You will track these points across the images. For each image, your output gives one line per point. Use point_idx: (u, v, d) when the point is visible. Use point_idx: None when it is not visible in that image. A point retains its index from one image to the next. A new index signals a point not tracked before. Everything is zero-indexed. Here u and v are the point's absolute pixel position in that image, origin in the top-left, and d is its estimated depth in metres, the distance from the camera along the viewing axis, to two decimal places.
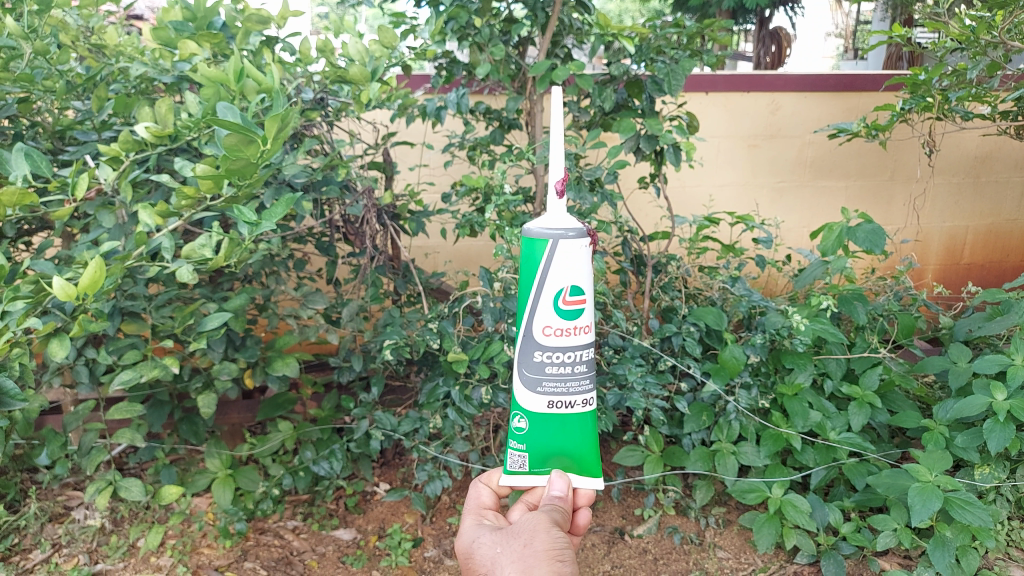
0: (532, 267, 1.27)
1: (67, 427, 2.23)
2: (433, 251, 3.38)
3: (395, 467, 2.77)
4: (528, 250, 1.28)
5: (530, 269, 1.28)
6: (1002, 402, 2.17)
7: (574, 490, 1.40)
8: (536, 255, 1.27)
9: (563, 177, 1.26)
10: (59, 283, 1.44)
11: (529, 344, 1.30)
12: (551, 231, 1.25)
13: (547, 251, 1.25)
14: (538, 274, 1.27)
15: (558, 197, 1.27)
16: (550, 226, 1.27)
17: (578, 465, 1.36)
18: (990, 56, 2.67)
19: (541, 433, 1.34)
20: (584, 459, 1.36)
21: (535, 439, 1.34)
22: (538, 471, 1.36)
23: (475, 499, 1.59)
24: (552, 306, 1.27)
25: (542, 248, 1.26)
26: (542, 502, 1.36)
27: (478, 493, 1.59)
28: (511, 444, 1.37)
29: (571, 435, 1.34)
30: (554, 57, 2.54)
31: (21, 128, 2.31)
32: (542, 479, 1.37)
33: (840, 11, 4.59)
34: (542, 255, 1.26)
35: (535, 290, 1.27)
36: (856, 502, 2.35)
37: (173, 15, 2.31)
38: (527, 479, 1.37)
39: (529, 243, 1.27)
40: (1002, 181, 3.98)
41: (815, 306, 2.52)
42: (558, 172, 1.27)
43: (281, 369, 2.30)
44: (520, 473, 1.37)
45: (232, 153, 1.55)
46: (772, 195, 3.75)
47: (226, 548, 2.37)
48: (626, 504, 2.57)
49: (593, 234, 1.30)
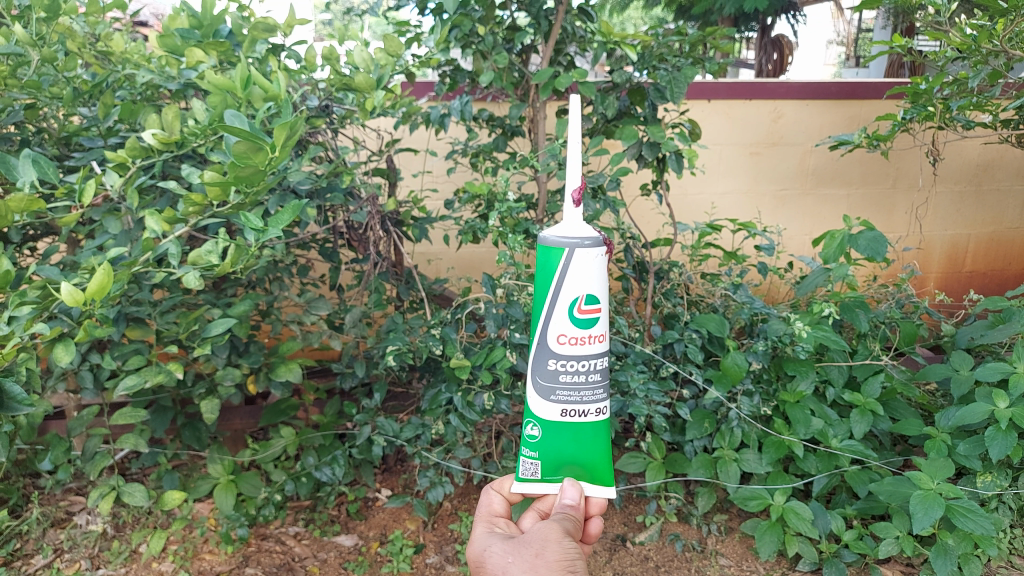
0: (548, 274, 1.28)
1: (71, 432, 2.24)
2: (434, 258, 3.40)
3: (397, 474, 2.77)
4: (543, 257, 1.28)
5: (545, 277, 1.29)
6: (1004, 410, 2.17)
7: (586, 498, 1.39)
8: (552, 263, 1.27)
9: (579, 186, 1.26)
10: (67, 289, 1.44)
11: (543, 352, 1.31)
12: (567, 240, 1.25)
13: (563, 260, 1.26)
14: (553, 282, 1.27)
15: (575, 205, 1.27)
16: (566, 234, 1.27)
17: (589, 473, 1.36)
18: (991, 65, 2.67)
19: (553, 441, 1.34)
20: (596, 468, 1.36)
21: (547, 447, 1.35)
22: (550, 479, 1.36)
23: (487, 506, 1.60)
24: (566, 314, 1.28)
25: (557, 256, 1.26)
26: (553, 510, 1.36)
27: (490, 500, 1.60)
28: (523, 451, 1.38)
29: (583, 443, 1.34)
30: (557, 65, 2.59)
31: (27, 134, 2.32)
32: (554, 487, 1.36)
33: (843, 19, 4.73)
34: (558, 264, 1.26)
35: (551, 298, 1.28)
36: (858, 510, 2.33)
37: (180, 22, 2.33)
38: (539, 487, 1.37)
39: (545, 251, 1.27)
40: (1003, 189, 3.98)
41: (817, 313, 2.49)
42: (575, 180, 1.27)
43: (284, 375, 2.29)
44: (532, 480, 1.37)
45: (240, 161, 1.53)
46: (774, 203, 3.75)
47: (228, 554, 2.37)
48: (628, 511, 2.57)
49: (609, 242, 1.30)
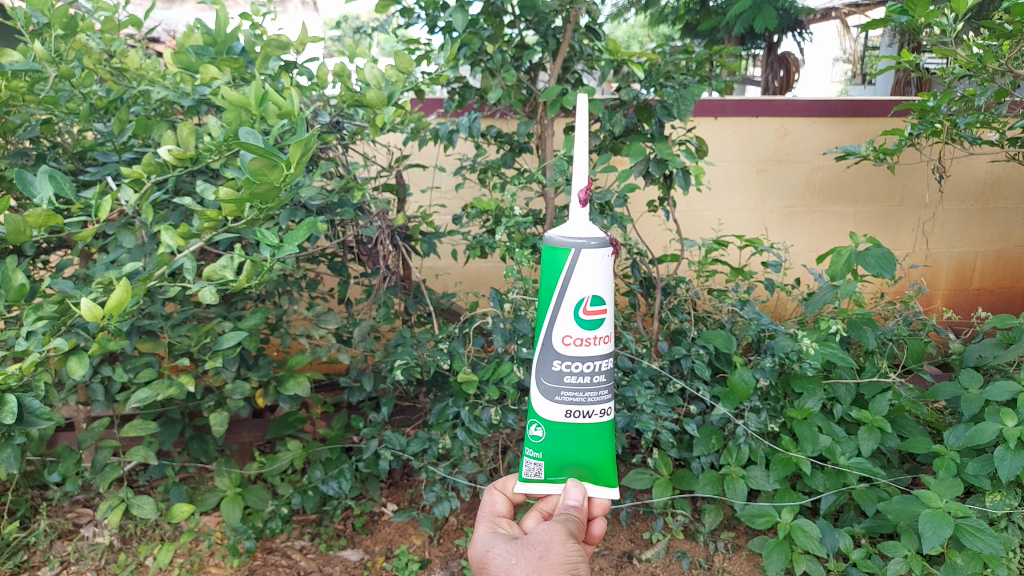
0: (554, 274, 1.28)
1: (82, 444, 2.24)
2: (442, 272, 3.42)
3: (403, 488, 2.76)
4: (550, 257, 1.28)
5: (552, 277, 1.29)
6: (1014, 430, 2.15)
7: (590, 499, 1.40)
8: (558, 264, 1.27)
9: (586, 186, 1.27)
10: (85, 305, 1.45)
11: (548, 353, 1.31)
12: (573, 240, 1.26)
13: (569, 260, 1.26)
14: (560, 282, 1.28)
15: (581, 205, 1.28)
16: (572, 234, 1.27)
17: (593, 474, 1.36)
18: (998, 83, 2.67)
19: (557, 442, 1.34)
20: (600, 468, 1.36)
21: (550, 448, 1.35)
22: (554, 480, 1.36)
23: (490, 506, 1.60)
24: (572, 315, 1.28)
25: (564, 257, 1.27)
26: (557, 511, 1.36)
27: (493, 500, 1.61)
28: (527, 452, 1.38)
29: (587, 443, 1.34)
30: (565, 83, 2.58)
31: (42, 149, 2.32)
32: (557, 488, 1.37)
33: (848, 37, 4.85)
34: (564, 264, 1.27)
35: (556, 298, 1.28)
36: (867, 528, 2.32)
37: (195, 39, 2.35)
38: (542, 487, 1.37)
39: (552, 251, 1.28)
40: (1010, 208, 3.97)
41: (824, 331, 2.50)
42: (582, 181, 1.27)
43: (293, 389, 2.29)
44: (535, 481, 1.37)
45: (256, 177, 1.55)
46: (781, 220, 3.76)
47: (233, 568, 2.37)
48: (635, 528, 2.56)
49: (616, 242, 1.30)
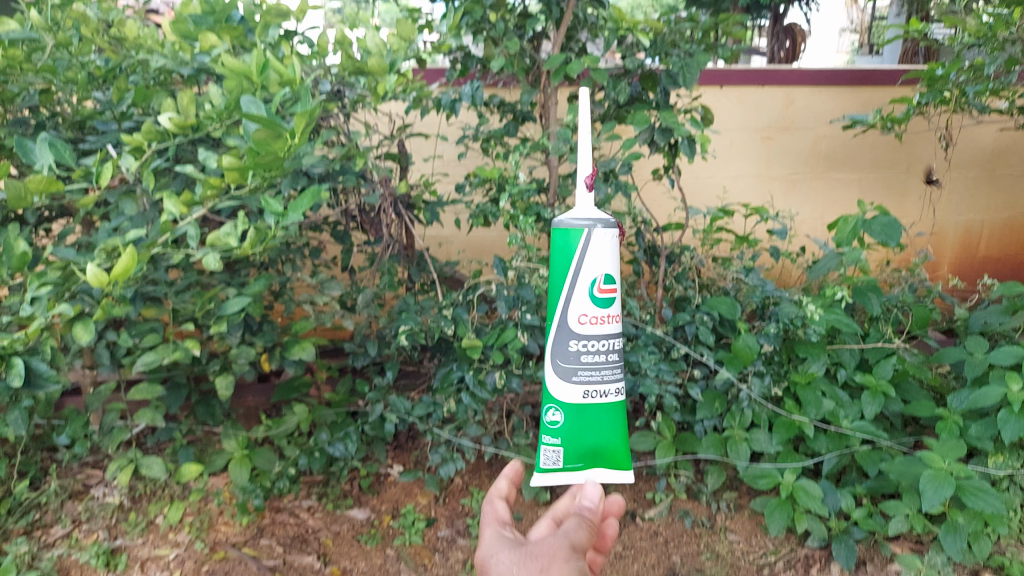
0: (567, 258, 1.44)
1: (89, 407, 2.27)
2: (445, 241, 3.43)
3: (408, 450, 2.79)
4: (563, 241, 1.44)
5: (565, 262, 1.45)
6: (1017, 393, 2.16)
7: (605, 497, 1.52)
8: (571, 247, 1.43)
9: (591, 173, 1.43)
10: (91, 272, 1.47)
11: (566, 335, 1.46)
12: (584, 222, 1.42)
13: (582, 240, 1.42)
14: (574, 262, 1.43)
15: (587, 190, 1.44)
16: (581, 217, 1.44)
17: (608, 458, 1.50)
18: (1006, 51, 2.65)
19: (575, 424, 1.48)
20: (614, 450, 1.50)
21: (569, 432, 1.48)
22: (571, 468, 1.49)
23: (492, 512, 1.61)
24: (587, 295, 1.44)
25: (576, 238, 1.43)
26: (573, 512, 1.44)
27: (495, 507, 1.61)
28: (545, 441, 1.51)
29: (604, 423, 1.49)
30: (569, 51, 2.61)
31: (42, 118, 2.32)
32: (575, 478, 1.50)
33: (856, 6, 4.79)
34: (577, 245, 1.42)
35: (571, 281, 1.44)
36: (868, 489, 2.35)
37: (193, 8, 2.34)
38: (562, 476, 1.50)
39: (565, 234, 1.43)
40: (1018, 176, 3.94)
41: (829, 297, 2.50)
42: (587, 170, 1.44)
43: (298, 354, 2.31)
44: (555, 470, 1.50)
45: (260, 147, 1.57)
46: (785, 187, 3.75)
47: (243, 526, 2.41)
48: (638, 487, 2.58)
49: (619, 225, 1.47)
